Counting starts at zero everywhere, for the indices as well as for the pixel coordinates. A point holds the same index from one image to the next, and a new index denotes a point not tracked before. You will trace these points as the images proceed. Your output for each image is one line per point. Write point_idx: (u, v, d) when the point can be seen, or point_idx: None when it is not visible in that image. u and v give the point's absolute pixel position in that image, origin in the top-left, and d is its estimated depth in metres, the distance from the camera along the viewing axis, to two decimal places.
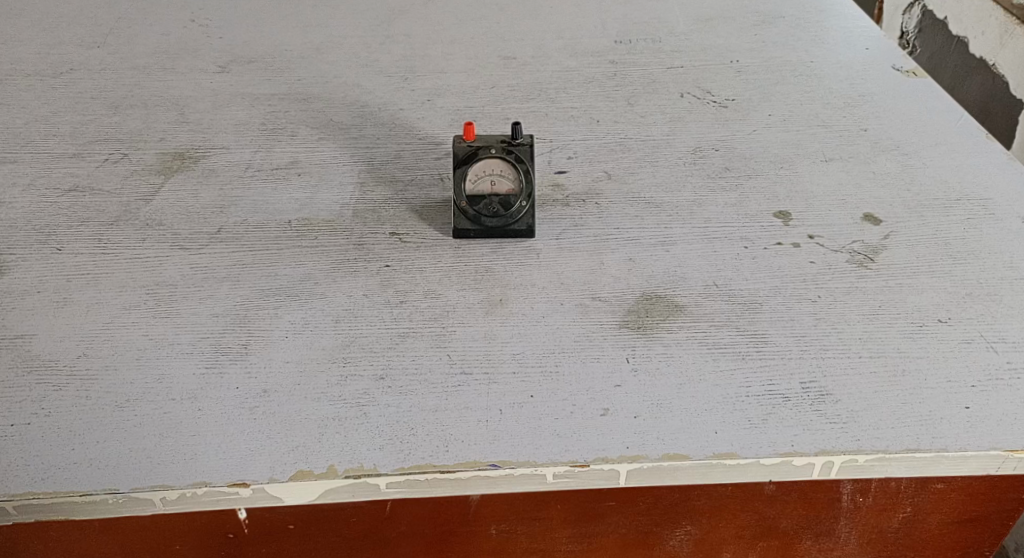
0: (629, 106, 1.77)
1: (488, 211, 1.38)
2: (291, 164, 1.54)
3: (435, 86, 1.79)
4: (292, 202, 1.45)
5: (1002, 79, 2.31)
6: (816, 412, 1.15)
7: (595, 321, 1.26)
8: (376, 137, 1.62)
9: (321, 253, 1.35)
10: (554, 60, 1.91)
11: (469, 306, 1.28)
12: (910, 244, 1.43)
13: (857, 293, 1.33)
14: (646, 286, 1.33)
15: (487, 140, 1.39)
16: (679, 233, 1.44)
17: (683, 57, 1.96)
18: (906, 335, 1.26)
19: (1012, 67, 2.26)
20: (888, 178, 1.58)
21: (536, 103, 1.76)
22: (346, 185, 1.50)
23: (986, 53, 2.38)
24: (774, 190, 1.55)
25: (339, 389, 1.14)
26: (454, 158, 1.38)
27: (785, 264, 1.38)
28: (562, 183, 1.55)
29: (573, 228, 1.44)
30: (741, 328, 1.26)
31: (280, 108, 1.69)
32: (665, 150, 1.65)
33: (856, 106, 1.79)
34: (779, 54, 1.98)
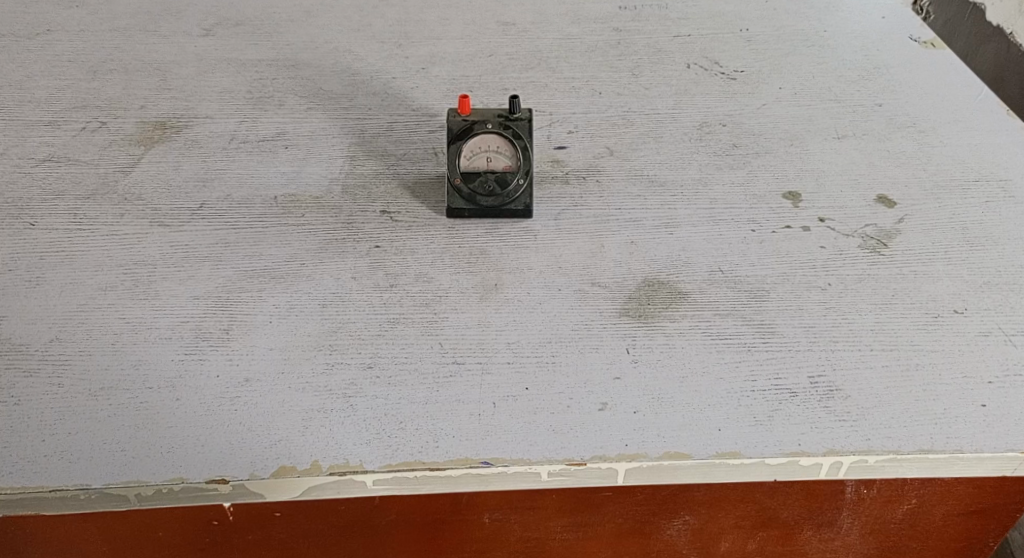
0: (633, 77, 1.69)
1: (484, 189, 1.32)
2: (279, 135, 1.47)
3: (430, 53, 1.71)
4: (278, 176, 1.39)
5: None
6: (825, 409, 1.10)
7: (594, 308, 1.21)
8: (368, 108, 1.55)
9: (309, 232, 1.29)
10: (555, 27, 1.83)
11: (462, 291, 1.22)
12: (925, 228, 1.38)
13: (868, 280, 1.28)
14: (648, 271, 1.28)
15: (483, 115, 1.33)
16: (684, 215, 1.39)
17: (691, 25, 1.87)
18: (920, 326, 1.20)
19: None
20: (903, 157, 1.53)
21: (535, 72, 1.69)
22: (335, 159, 1.43)
23: (1005, 23, 2.31)
24: (784, 169, 1.49)
25: (325, 379, 1.09)
26: (449, 133, 1.31)
27: (794, 249, 1.33)
28: (562, 160, 1.49)
29: (573, 208, 1.39)
30: (747, 317, 1.21)
31: (267, 75, 1.61)
32: (670, 124, 1.58)
33: (870, 79, 1.73)
34: (791, 23, 1.90)
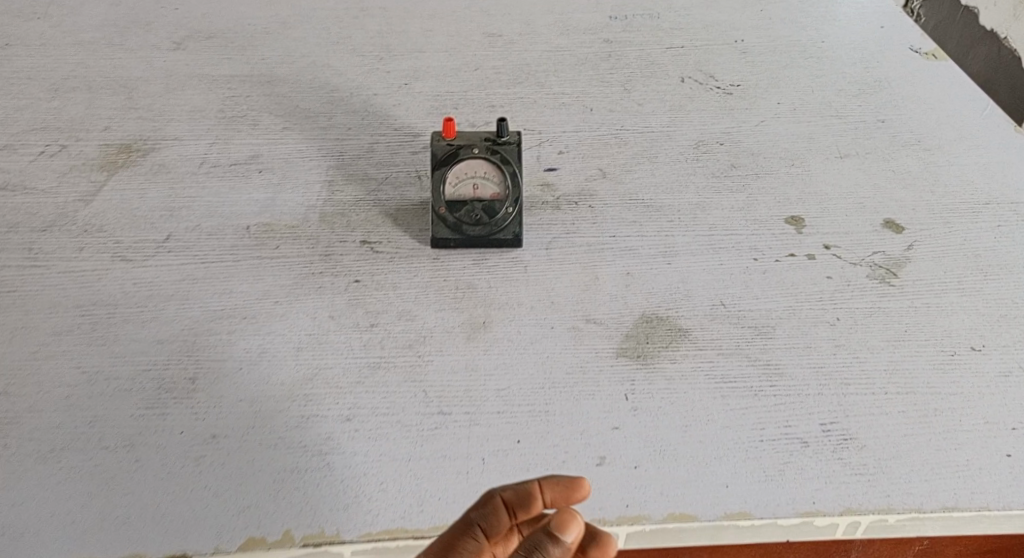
0: (625, 93, 1.61)
1: (470, 218, 1.24)
2: (252, 158, 1.38)
3: (413, 67, 1.63)
4: (251, 204, 1.30)
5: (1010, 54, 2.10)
6: (840, 462, 1.02)
7: (590, 349, 1.13)
8: (347, 128, 1.47)
9: (283, 265, 1.21)
10: (543, 38, 1.74)
11: (448, 331, 1.14)
12: (935, 256, 1.31)
13: (879, 315, 1.21)
14: (645, 306, 1.21)
15: (469, 138, 1.25)
16: (682, 243, 1.31)
17: (684, 35, 1.80)
18: (935, 365, 1.13)
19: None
20: (910, 179, 1.46)
21: (523, 87, 1.61)
22: (312, 185, 1.35)
23: (999, 27, 2.10)
24: (785, 191, 1.42)
25: (299, 434, 1.01)
26: (432, 158, 1.24)
27: (799, 280, 1.26)
28: (553, 183, 1.41)
29: (565, 236, 1.31)
30: (753, 357, 1.14)
31: (240, 93, 1.52)
32: (665, 143, 1.50)
33: (871, 94, 1.67)
34: (788, 34, 1.83)
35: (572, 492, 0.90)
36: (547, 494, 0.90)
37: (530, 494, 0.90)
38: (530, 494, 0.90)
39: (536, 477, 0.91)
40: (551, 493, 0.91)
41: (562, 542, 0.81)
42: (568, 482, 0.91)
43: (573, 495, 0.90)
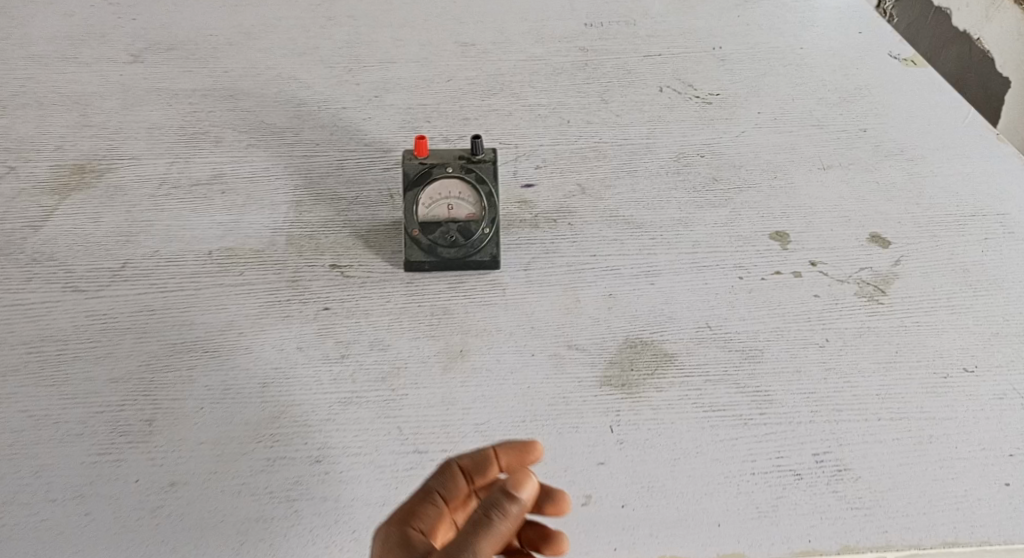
0: (603, 104, 1.57)
1: (445, 240, 1.19)
2: (214, 178, 1.32)
3: (383, 78, 1.57)
4: (214, 227, 1.24)
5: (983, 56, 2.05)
6: (835, 495, 0.99)
7: (572, 378, 1.09)
8: (315, 144, 1.41)
9: (248, 294, 1.15)
10: (518, 47, 1.69)
11: (424, 361, 1.09)
12: (924, 271, 1.28)
13: (869, 335, 1.17)
14: (628, 329, 1.16)
15: (442, 157, 1.21)
16: (665, 262, 1.27)
17: (661, 43, 1.75)
18: (928, 389, 1.10)
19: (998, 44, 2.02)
20: (895, 190, 1.43)
21: (498, 99, 1.55)
22: (279, 205, 1.29)
23: (972, 29, 2.05)
24: (769, 206, 1.38)
25: (265, 479, 0.98)
26: (404, 179, 1.19)
27: (786, 299, 1.22)
28: (531, 200, 1.36)
29: (545, 256, 1.26)
30: (742, 384, 1.10)
31: (202, 108, 1.45)
32: (645, 156, 1.46)
33: (852, 102, 1.63)
34: (767, 41, 1.79)
35: (524, 455, 0.94)
36: (502, 458, 0.94)
37: (486, 460, 0.93)
38: (485, 460, 0.93)
39: (489, 442, 0.95)
40: (505, 458, 0.94)
41: (519, 501, 0.85)
42: (522, 446, 0.95)
43: (527, 457, 0.95)
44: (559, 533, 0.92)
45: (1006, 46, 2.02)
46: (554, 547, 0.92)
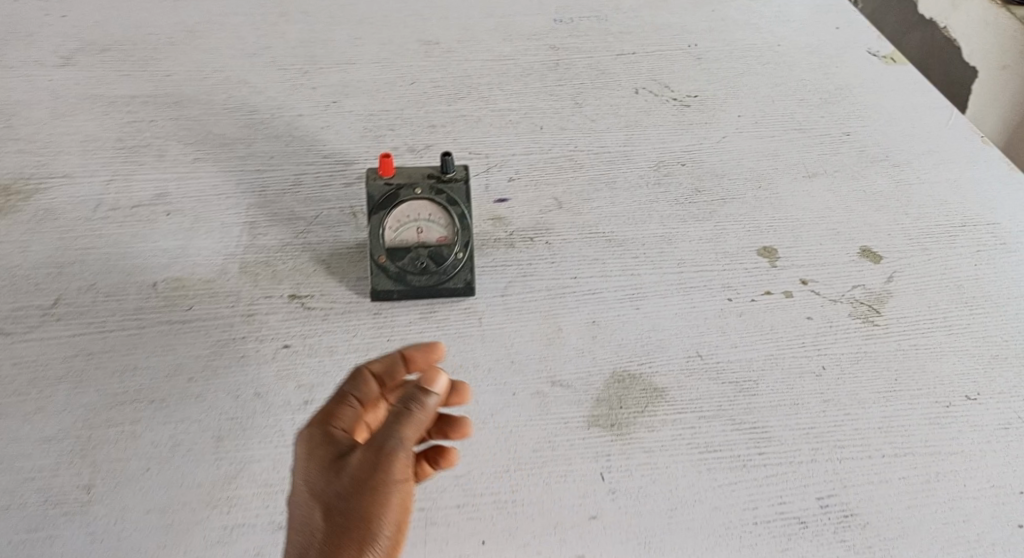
0: (576, 108, 1.48)
1: (415, 266, 1.10)
2: (158, 198, 1.21)
3: (341, 82, 1.46)
4: (158, 254, 1.13)
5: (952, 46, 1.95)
6: (843, 545, 0.94)
7: (557, 419, 1.02)
8: (269, 156, 1.30)
9: (199, 333, 1.05)
10: (484, 45, 1.59)
11: None
12: (918, 287, 1.22)
13: (867, 361, 1.11)
14: (614, 361, 1.08)
15: (410, 176, 1.11)
16: (650, 283, 1.19)
17: (634, 40, 1.67)
18: (932, 420, 1.04)
19: (966, 36, 1.95)
20: (882, 200, 1.36)
21: (465, 103, 1.46)
22: (231, 227, 1.18)
23: (938, 17, 1.98)
24: (754, 218, 1.31)
25: (222, 550, 0.91)
26: (368, 201, 1.09)
27: (779, 322, 1.15)
28: (506, 216, 1.27)
29: (522, 279, 1.18)
30: (737, 420, 1.03)
31: (143, 117, 1.33)
32: (623, 166, 1.38)
33: (833, 103, 1.57)
34: (743, 37, 1.72)
35: (431, 358, 0.96)
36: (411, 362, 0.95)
37: (395, 366, 0.95)
38: (395, 366, 0.95)
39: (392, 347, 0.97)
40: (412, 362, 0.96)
41: (436, 391, 0.87)
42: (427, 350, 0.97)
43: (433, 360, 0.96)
44: (465, 418, 0.92)
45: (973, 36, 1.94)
46: (461, 431, 0.92)
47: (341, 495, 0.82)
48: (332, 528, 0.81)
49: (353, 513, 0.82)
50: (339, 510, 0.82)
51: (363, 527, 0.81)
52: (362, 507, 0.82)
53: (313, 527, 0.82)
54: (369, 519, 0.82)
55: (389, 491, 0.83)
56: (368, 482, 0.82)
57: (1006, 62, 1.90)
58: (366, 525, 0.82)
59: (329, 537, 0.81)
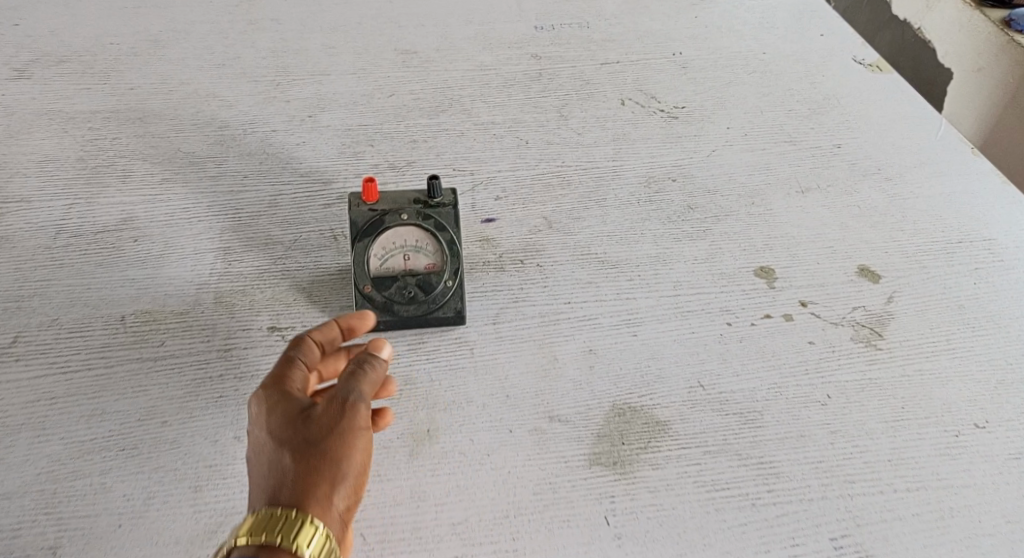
0: (562, 120, 1.43)
1: (402, 295, 1.04)
2: (124, 223, 1.14)
3: (316, 94, 1.40)
4: (126, 284, 1.06)
5: (930, 48, 1.90)
6: None
7: (557, 457, 0.97)
8: (243, 176, 1.23)
9: (172, 372, 0.99)
10: (464, 54, 1.53)
11: (386, 448, 0.96)
12: (918, 308, 1.19)
13: (872, 387, 1.07)
14: (613, 393, 1.03)
15: (395, 201, 1.06)
16: (646, 307, 1.14)
17: (617, 48, 1.62)
18: (942, 451, 1.01)
19: (942, 35, 1.87)
20: (877, 216, 1.33)
21: (447, 116, 1.40)
22: (204, 253, 1.11)
23: (914, 17, 1.93)
24: (749, 236, 1.27)
25: None
26: (353, 229, 1.04)
27: (781, 347, 1.11)
28: (494, 237, 1.21)
29: (515, 305, 1.12)
30: (744, 455, 0.99)
31: (105, 134, 1.27)
32: (612, 182, 1.33)
33: (823, 113, 1.54)
34: (727, 45, 1.68)
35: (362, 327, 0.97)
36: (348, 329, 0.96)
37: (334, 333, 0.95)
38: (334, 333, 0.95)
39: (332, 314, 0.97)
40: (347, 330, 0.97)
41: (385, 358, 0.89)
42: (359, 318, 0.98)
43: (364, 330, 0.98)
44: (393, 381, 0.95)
45: (948, 34, 1.85)
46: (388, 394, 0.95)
47: (308, 439, 0.82)
48: (303, 468, 0.81)
49: (322, 453, 0.82)
50: (308, 452, 0.81)
51: (334, 466, 0.82)
52: (331, 449, 0.82)
53: (282, 470, 0.81)
54: (339, 459, 0.82)
55: (356, 434, 0.83)
56: (335, 426, 0.82)
57: (981, 61, 1.78)
58: (336, 464, 0.82)
59: (301, 478, 0.80)
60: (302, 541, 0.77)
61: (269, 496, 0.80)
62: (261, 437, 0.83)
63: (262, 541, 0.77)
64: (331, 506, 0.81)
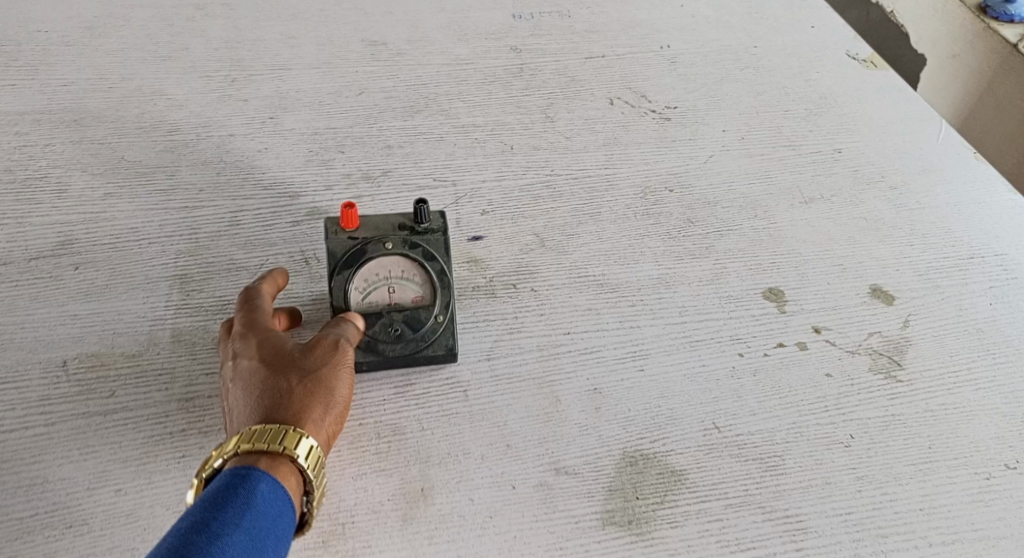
0: (548, 122, 1.30)
1: (387, 333, 0.93)
2: (63, 248, 1.02)
3: (276, 91, 1.26)
4: (67, 323, 0.95)
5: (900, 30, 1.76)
6: None
7: (567, 517, 0.89)
8: (199, 188, 1.10)
9: (125, 429, 0.88)
10: (437, 46, 1.38)
11: (378, 511, 0.87)
12: (938, 336, 1.09)
13: (897, 426, 1.00)
14: (623, 439, 0.95)
15: (378, 228, 0.96)
16: (652, 338, 1.05)
17: (601, 40, 1.46)
18: (974, 498, 0.94)
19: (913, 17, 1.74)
20: (885, 228, 1.22)
21: (423, 118, 1.27)
22: (156, 283, 0.99)
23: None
24: (756, 255, 1.16)
25: None
26: (331, 260, 0.94)
27: (798, 381, 1.02)
28: (482, 257, 1.10)
29: (510, 336, 1.02)
30: (768, 509, 0.92)
31: (36, 140, 1.13)
32: (607, 194, 1.21)
33: (819, 115, 1.38)
34: (716, 36, 1.50)
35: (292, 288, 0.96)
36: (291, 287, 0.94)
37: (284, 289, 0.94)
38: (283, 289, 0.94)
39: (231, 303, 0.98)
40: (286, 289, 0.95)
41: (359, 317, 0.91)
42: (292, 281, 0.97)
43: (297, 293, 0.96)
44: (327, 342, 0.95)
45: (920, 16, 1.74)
46: None
47: (302, 362, 0.82)
48: (298, 391, 0.80)
49: (315, 378, 0.82)
50: (303, 375, 0.81)
51: (325, 391, 0.82)
52: (323, 375, 0.82)
53: (276, 391, 0.80)
54: (331, 384, 0.82)
55: (345, 365, 0.84)
56: (328, 356, 0.83)
57: (956, 49, 1.69)
58: (328, 391, 0.82)
59: (295, 399, 0.80)
60: (301, 450, 0.77)
61: (262, 415, 0.79)
62: (248, 365, 0.82)
63: (260, 449, 0.76)
64: (320, 428, 0.80)
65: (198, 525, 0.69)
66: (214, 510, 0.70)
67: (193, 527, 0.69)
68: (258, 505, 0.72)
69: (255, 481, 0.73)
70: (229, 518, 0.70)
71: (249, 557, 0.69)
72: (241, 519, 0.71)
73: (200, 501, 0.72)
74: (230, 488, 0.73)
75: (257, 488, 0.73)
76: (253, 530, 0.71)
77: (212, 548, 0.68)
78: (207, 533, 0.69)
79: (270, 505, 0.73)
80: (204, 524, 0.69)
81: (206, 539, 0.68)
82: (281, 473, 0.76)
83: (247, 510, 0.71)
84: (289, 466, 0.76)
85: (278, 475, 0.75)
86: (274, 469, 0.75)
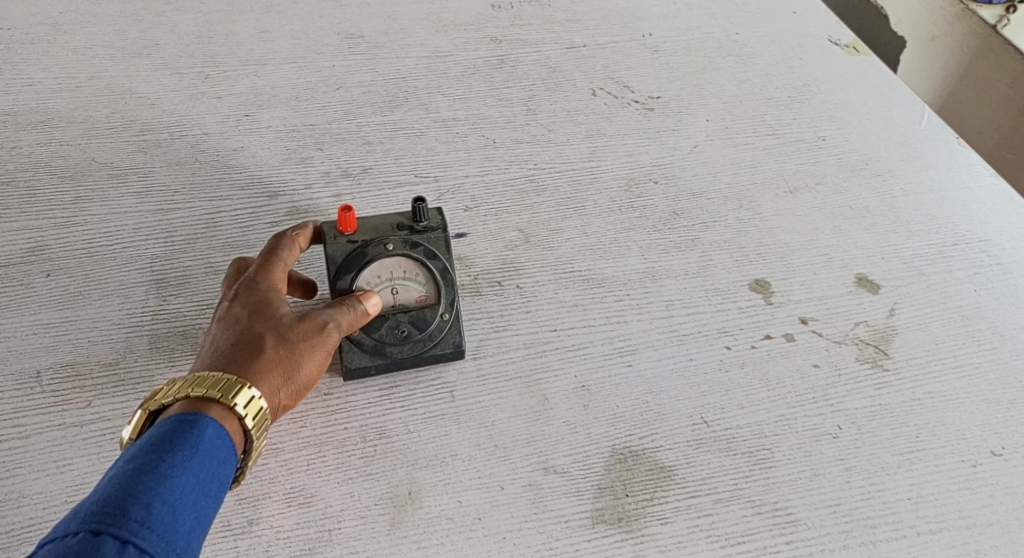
0: (530, 114, 1.29)
1: (394, 335, 0.94)
2: (36, 255, 1.01)
3: (252, 87, 1.24)
4: (42, 332, 0.94)
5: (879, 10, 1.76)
6: None
7: (557, 516, 0.89)
8: (175, 190, 1.09)
9: (104, 440, 0.88)
10: (416, 38, 1.36)
11: (365, 517, 0.87)
12: (924, 324, 1.09)
13: (883, 415, 1.00)
14: (612, 436, 0.95)
15: (378, 230, 0.95)
16: (638, 334, 1.04)
17: (583, 29, 1.44)
18: (960, 486, 0.95)
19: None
20: (869, 216, 1.21)
21: (404, 113, 1.25)
22: (133, 289, 0.98)
23: None
24: (741, 245, 1.16)
25: None
26: (333, 265, 0.93)
27: (785, 373, 1.02)
28: (466, 255, 1.09)
29: (495, 335, 1.02)
30: (758, 503, 0.92)
31: (4, 142, 1.11)
32: (591, 186, 1.21)
33: (801, 103, 1.37)
34: (698, 23, 1.49)
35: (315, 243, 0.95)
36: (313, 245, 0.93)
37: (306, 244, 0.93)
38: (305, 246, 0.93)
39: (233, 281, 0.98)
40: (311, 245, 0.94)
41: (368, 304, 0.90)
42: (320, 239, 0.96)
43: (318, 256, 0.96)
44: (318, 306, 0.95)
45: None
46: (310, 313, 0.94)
47: (284, 325, 0.81)
48: (268, 354, 0.79)
49: (290, 348, 0.80)
50: (280, 340, 0.80)
51: (294, 363, 0.80)
52: (299, 349, 0.81)
53: (249, 345, 0.79)
54: (302, 358, 0.81)
55: (323, 347, 0.83)
56: (312, 333, 0.82)
57: (935, 31, 1.68)
58: (297, 364, 0.80)
59: (263, 358, 0.78)
60: (252, 409, 0.75)
61: (226, 362, 0.78)
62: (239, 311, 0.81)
63: (211, 396, 0.74)
64: (274, 395, 0.79)
65: (145, 467, 0.67)
66: (161, 453, 0.69)
67: (140, 468, 0.67)
68: (206, 449, 0.71)
69: (203, 427, 0.72)
70: (178, 461, 0.69)
71: (195, 499, 0.68)
72: (188, 462, 0.69)
73: (145, 442, 0.70)
74: (177, 431, 0.71)
75: (204, 434, 0.72)
76: (200, 474, 0.70)
77: (161, 489, 0.66)
78: (154, 475, 0.67)
79: (218, 450, 0.72)
80: (152, 466, 0.68)
81: (154, 481, 0.66)
82: (229, 425, 0.74)
83: (194, 454, 0.70)
84: (236, 423, 0.75)
85: (226, 425, 0.74)
86: (223, 419, 0.74)
